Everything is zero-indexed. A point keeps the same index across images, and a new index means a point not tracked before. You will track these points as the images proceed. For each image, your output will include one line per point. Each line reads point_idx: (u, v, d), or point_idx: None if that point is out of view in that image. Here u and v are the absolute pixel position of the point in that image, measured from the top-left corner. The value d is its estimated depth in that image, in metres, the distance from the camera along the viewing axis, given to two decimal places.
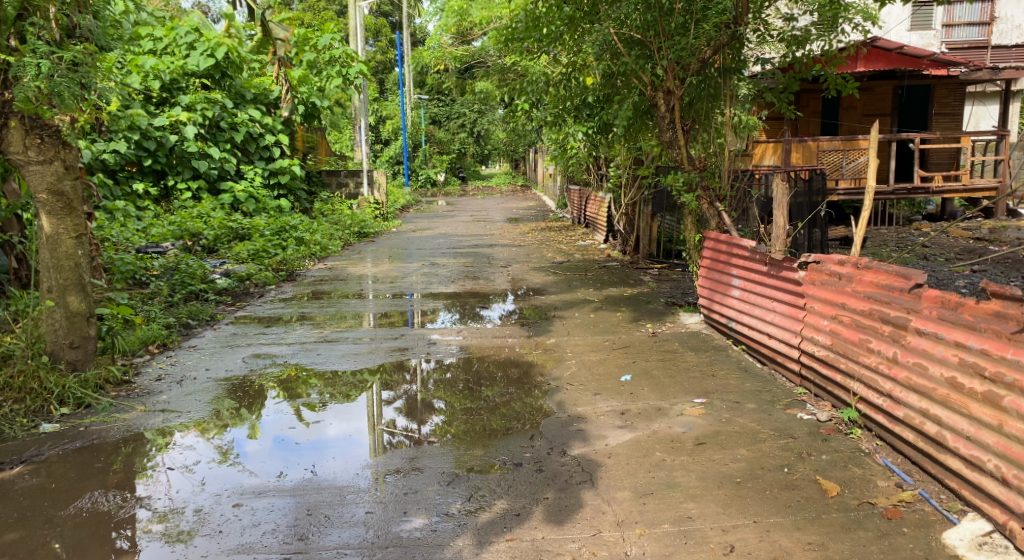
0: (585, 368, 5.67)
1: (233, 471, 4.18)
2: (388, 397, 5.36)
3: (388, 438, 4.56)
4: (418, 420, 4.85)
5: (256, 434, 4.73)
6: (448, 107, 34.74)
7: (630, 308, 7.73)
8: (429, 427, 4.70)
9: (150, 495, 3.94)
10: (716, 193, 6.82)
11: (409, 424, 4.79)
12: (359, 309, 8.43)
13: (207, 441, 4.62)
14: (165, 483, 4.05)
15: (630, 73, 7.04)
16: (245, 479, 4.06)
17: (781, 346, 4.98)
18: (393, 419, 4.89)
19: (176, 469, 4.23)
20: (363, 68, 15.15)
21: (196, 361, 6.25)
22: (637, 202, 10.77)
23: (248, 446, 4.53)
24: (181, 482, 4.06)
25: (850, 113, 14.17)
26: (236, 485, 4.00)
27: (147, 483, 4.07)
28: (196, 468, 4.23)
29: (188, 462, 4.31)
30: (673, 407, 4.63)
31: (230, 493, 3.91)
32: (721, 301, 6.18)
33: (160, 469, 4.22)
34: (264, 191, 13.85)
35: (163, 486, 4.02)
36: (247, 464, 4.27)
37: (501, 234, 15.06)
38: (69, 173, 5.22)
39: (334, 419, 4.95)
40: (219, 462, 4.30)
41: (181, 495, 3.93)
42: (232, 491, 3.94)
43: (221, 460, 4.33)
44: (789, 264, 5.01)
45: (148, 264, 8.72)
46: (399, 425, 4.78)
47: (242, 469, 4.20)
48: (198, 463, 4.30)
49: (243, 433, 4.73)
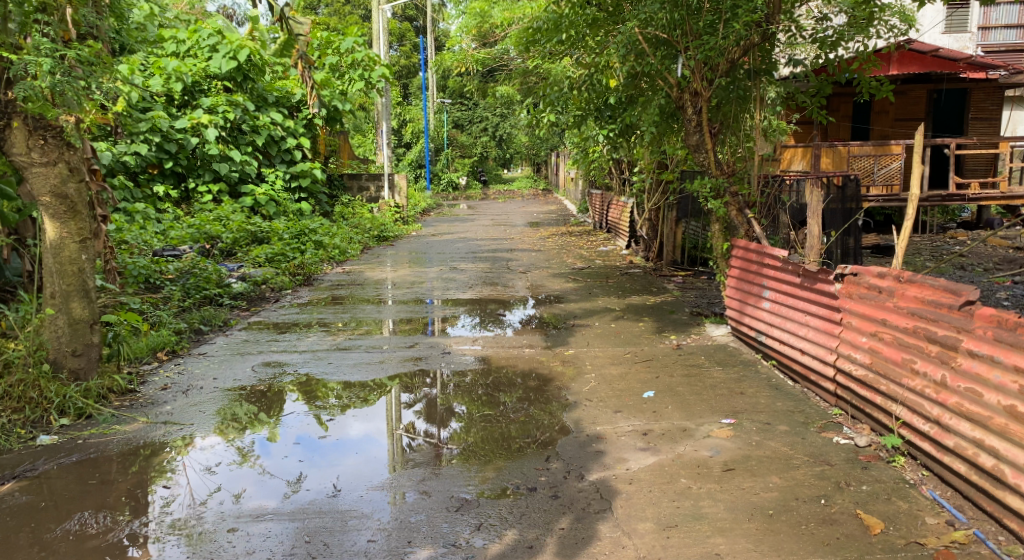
0: (606, 383, 5.42)
1: (253, 473, 4.17)
2: (408, 401, 5.32)
3: (407, 442, 4.52)
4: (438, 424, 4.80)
5: (277, 435, 4.71)
6: (471, 111, 35.30)
7: (654, 317, 7.46)
8: (448, 432, 4.63)
9: (171, 495, 3.94)
10: (745, 200, 6.47)
11: (429, 427, 4.74)
12: (376, 315, 8.22)
13: (228, 441, 4.63)
14: (184, 485, 4.04)
15: (656, 74, 6.78)
16: (255, 489, 3.95)
17: (815, 363, 4.68)
18: (413, 423, 4.84)
19: (198, 469, 4.24)
20: (385, 72, 14.97)
21: (204, 370, 6.07)
22: (661, 208, 10.50)
23: (269, 448, 4.51)
24: (201, 483, 4.05)
25: (882, 117, 13.86)
26: (250, 495, 3.90)
27: (168, 484, 4.07)
28: (218, 469, 4.22)
29: (211, 462, 4.32)
30: (699, 428, 4.37)
31: (245, 503, 3.82)
32: (750, 313, 5.88)
33: (179, 471, 4.22)
34: (285, 193, 13.71)
35: (183, 487, 4.01)
36: (266, 466, 4.25)
37: (520, 239, 14.86)
38: (73, 176, 5.03)
39: (356, 419, 4.96)
40: (240, 464, 4.29)
41: (201, 494, 3.92)
42: (247, 500, 3.85)
43: (242, 462, 4.32)
44: (823, 275, 4.72)
45: (163, 267, 8.58)
46: (418, 430, 4.72)
47: (262, 471, 4.20)
48: (218, 464, 4.29)
49: (264, 435, 4.71)
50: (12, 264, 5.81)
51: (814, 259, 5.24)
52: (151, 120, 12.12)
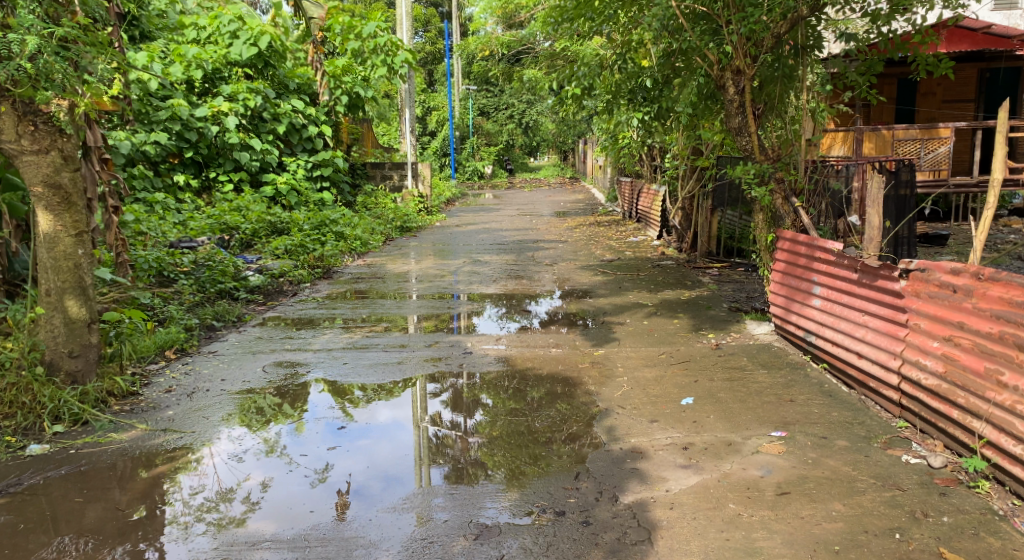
0: (640, 388, 4.99)
1: (279, 462, 4.12)
2: (434, 390, 5.16)
3: (434, 432, 4.40)
4: (464, 412, 4.68)
5: (303, 424, 4.63)
6: (497, 99, 34.86)
7: (689, 314, 6.99)
8: (474, 422, 4.51)
9: (200, 484, 3.90)
10: (792, 186, 5.99)
11: (455, 417, 4.62)
12: (398, 310, 7.84)
13: (254, 433, 4.52)
14: (212, 474, 3.99)
15: (693, 52, 6.33)
16: (280, 483, 3.86)
17: (876, 369, 4.22)
18: (438, 413, 4.72)
19: (225, 457, 4.20)
20: (408, 57, 14.43)
21: (212, 370, 5.71)
22: (696, 196, 10.01)
23: (296, 437, 4.44)
24: (229, 473, 4.01)
25: (928, 98, 13.31)
26: (277, 487, 3.83)
27: (194, 474, 4.01)
28: (245, 458, 4.19)
29: (238, 450, 4.28)
30: (746, 442, 3.93)
31: (272, 493, 3.77)
32: (798, 311, 5.40)
33: (205, 460, 4.17)
34: (306, 183, 13.36)
35: (210, 477, 3.96)
36: (294, 456, 4.19)
37: (547, 229, 14.42)
38: (68, 165, 4.69)
39: (384, 406, 4.88)
40: (267, 454, 4.23)
41: (230, 483, 3.89)
42: (274, 491, 3.79)
43: (268, 452, 4.25)
44: (886, 270, 4.26)
45: (177, 261, 8.08)
46: (444, 419, 4.60)
47: (289, 461, 4.13)
48: (245, 453, 4.25)
49: (290, 426, 4.60)
50: (20, 257, 5.31)
51: (874, 252, 4.60)
52: (171, 108, 11.82)
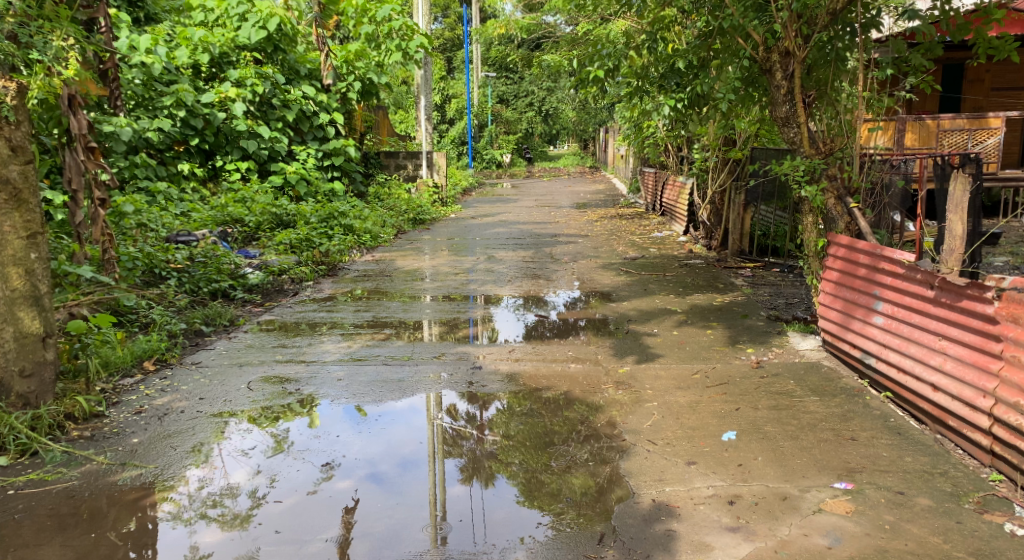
0: (673, 417, 4.32)
1: (287, 459, 4.06)
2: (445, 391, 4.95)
3: (447, 425, 4.43)
4: (481, 403, 4.70)
5: (318, 420, 4.53)
6: (517, 86, 34.08)
7: (724, 323, 6.31)
8: (491, 411, 4.55)
9: (206, 477, 3.87)
10: (847, 185, 5.34)
11: (471, 409, 4.61)
12: (412, 314, 7.15)
13: (263, 429, 4.42)
14: (221, 468, 3.95)
15: (735, 30, 5.64)
16: (286, 481, 3.83)
17: (958, 407, 3.62)
18: (455, 404, 4.71)
19: (232, 451, 4.13)
20: (425, 42, 13.75)
21: (192, 385, 5.11)
22: (727, 190, 9.29)
23: (304, 434, 4.34)
24: (238, 467, 3.96)
25: (975, 86, 12.52)
26: (283, 481, 3.84)
27: (202, 466, 3.97)
28: (252, 453, 4.12)
29: (245, 445, 4.21)
30: (804, 496, 3.35)
31: (279, 488, 3.78)
32: (853, 328, 4.72)
33: (214, 454, 4.09)
34: (316, 172, 12.71)
35: (219, 471, 3.92)
36: (301, 453, 4.12)
37: (568, 222, 13.75)
38: (16, 156, 4.07)
39: (391, 404, 4.74)
40: (274, 451, 4.15)
41: (239, 477, 3.87)
42: (280, 486, 3.80)
43: (275, 449, 4.17)
44: (974, 288, 3.63)
45: (171, 255, 7.53)
46: (459, 411, 4.60)
47: (297, 458, 4.07)
48: (253, 449, 4.17)
49: (302, 422, 4.49)
50: None
51: (954, 265, 3.90)
52: (175, 93, 11.17)
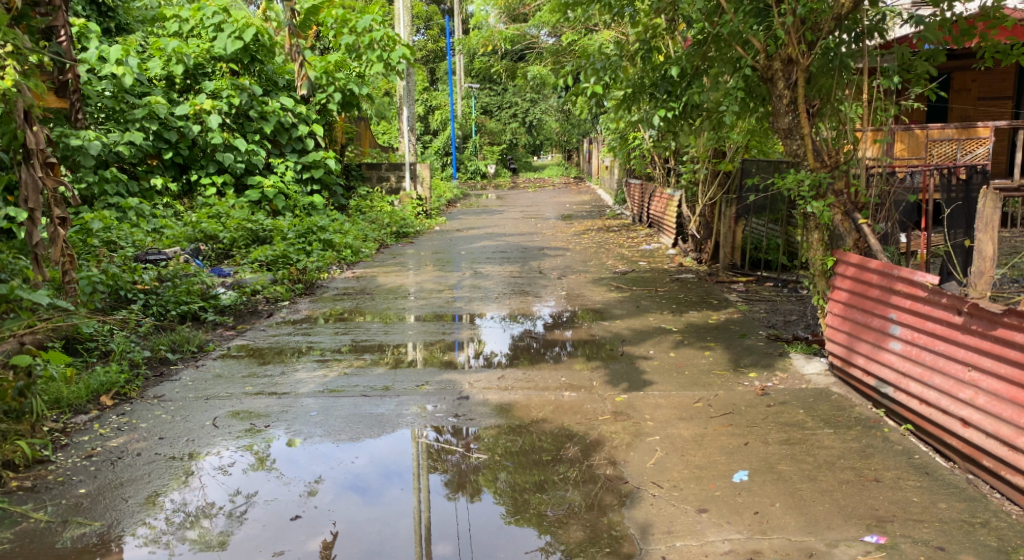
0: (677, 454, 3.94)
1: (268, 477, 3.90)
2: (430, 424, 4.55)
3: (433, 438, 4.30)
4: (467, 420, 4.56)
5: (298, 441, 4.35)
6: (500, 97, 33.81)
7: (722, 343, 5.95)
8: (476, 427, 4.42)
9: (183, 500, 3.71)
10: (854, 200, 5.04)
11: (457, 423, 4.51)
12: (397, 336, 6.73)
13: (242, 449, 4.26)
14: (199, 489, 3.80)
15: (734, 37, 5.28)
16: (266, 500, 3.69)
17: (997, 448, 3.28)
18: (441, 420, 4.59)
19: (211, 472, 3.98)
20: (407, 53, 13.29)
21: (152, 422, 4.70)
22: (718, 202, 8.96)
23: (286, 456, 4.13)
24: (215, 488, 3.80)
25: (961, 95, 12.41)
26: (252, 528, 3.47)
27: (183, 488, 3.82)
28: (232, 470, 3.98)
29: (224, 464, 4.07)
30: (833, 553, 3.01)
31: (257, 510, 3.61)
32: (866, 354, 4.37)
33: (193, 474, 3.95)
34: (295, 186, 12.22)
35: (196, 493, 3.76)
36: (284, 471, 3.97)
37: (552, 234, 13.42)
38: None
39: (371, 439, 4.36)
40: (255, 468, 4.01)
41: (218, 498, 3.71)
42: (254, 519, 3.54)
43: (257, 466, 4.04)
44: (1011, 316, 3.28)
45: (139, 276, 7.08)
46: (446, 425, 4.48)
47: (278, 475, 3.93)
48: (232, 467, 4.03)
49: (281, 441, 4.34)
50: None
51: (983, 289, 3.58)
52: (148, 105, 10.74)
